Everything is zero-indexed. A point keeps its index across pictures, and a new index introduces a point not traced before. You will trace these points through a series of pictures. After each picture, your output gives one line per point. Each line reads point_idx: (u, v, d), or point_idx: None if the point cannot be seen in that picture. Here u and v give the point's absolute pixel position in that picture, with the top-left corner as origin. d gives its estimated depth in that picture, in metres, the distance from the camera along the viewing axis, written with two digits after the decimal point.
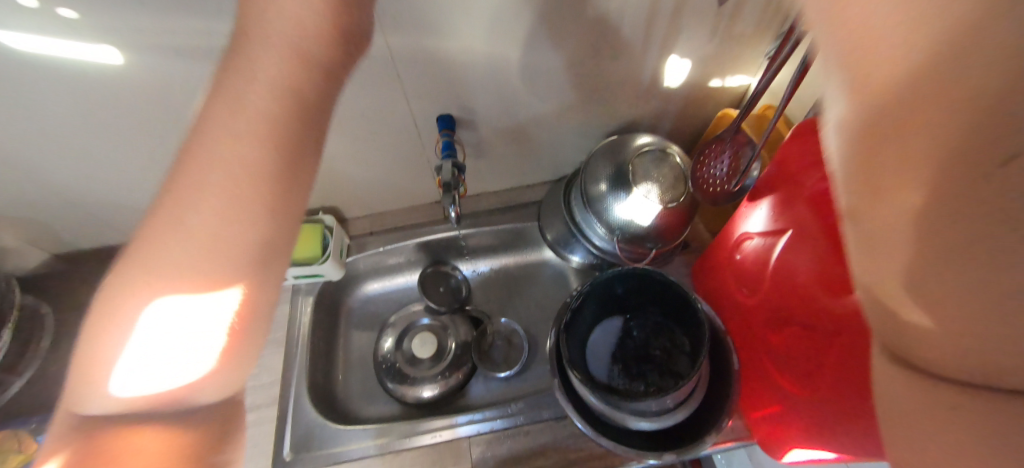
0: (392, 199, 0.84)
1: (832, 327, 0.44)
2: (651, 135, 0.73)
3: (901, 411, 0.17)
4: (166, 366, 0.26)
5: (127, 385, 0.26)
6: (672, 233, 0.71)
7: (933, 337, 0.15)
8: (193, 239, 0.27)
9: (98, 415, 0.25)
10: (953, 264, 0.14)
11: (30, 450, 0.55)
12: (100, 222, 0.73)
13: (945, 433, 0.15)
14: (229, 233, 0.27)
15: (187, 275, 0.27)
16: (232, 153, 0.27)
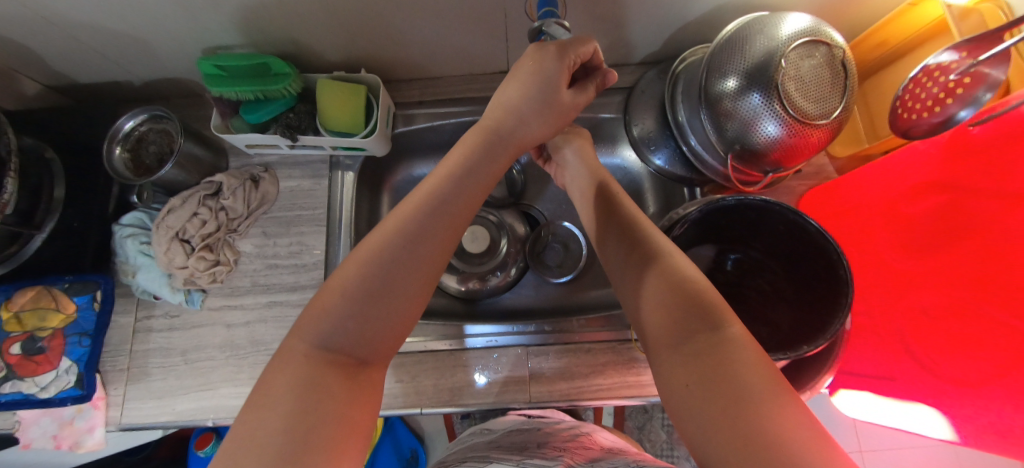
0: (450, 62, 0.67)
1: (995, 323, 0.36)
2: (811, 16, 0.53)
3: (667, 333, 0.32)
4: (384, 312, 0.34)
5: (338, 314, 0.33)
6: (799, 157, 0.56)
7: (662, 293, 0.34)
8: (397, 253, 0.35)
9: (361, 260, 0.35)
10: (661, 304, 0.34)
11: (69, 310, 0.53)
12: (91, 49, 0.58)
13: (680, 333, 0.31)
14: (419, 259, 0.36)
15: (390, 286, 0.34)
16: (444, 186, 0.39)
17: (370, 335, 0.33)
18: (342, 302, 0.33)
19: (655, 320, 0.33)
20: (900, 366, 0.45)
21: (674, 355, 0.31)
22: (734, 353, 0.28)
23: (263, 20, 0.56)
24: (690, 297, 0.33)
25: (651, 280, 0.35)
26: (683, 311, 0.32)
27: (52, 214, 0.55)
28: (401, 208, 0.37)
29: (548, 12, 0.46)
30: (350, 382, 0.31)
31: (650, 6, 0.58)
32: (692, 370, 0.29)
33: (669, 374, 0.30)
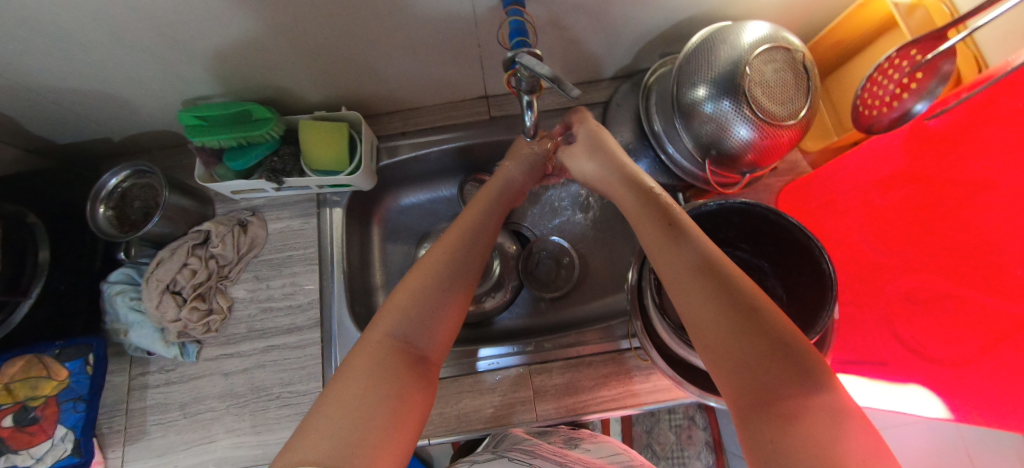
0: (429, 92, 0.68)
1: (973, 299, 0.38)
2: (771, 24, 0.56)
3: (739, 360, 0.31)
4: (435, 323, 0.41)
5: (401, 318, 0.40)
6: (773, 157, 0.58)
7: (738, 318, 0.32)
8: (442, 276, 0.44)
9: (415, 291, 0.42)
10: (736, 330, 0.32)
11: (62, 376, 0.52)
12: (71, 111, 0.59)
13: (755, 360, 0.31)
14: (457, 276, 0.44)
15: (439, 299, 0.42)
16: (466, 230, 0.49)
17: (425, 336, 0.40)
18: (406, 314, 0.40)
19: (731, 359, 0.32)
20: (888, 349, 0.46)
21: (756, 399, 0.29)
22: (828, 408, 0.28)
23: (241, 69, 0.57)
24: (769, 326, 0.32)
25: (723, 302, 0.33)
26: (763, 345, 0.31)
27: (37, 277, 0.55)
28: (436, 252, 0.46)
29: (520, 42, 0.48)
30: (416, 367, 0.38)
31: (617, 25, 0.60)
32: (781, 421, 0.28)
33: (748, 417, 0.29)
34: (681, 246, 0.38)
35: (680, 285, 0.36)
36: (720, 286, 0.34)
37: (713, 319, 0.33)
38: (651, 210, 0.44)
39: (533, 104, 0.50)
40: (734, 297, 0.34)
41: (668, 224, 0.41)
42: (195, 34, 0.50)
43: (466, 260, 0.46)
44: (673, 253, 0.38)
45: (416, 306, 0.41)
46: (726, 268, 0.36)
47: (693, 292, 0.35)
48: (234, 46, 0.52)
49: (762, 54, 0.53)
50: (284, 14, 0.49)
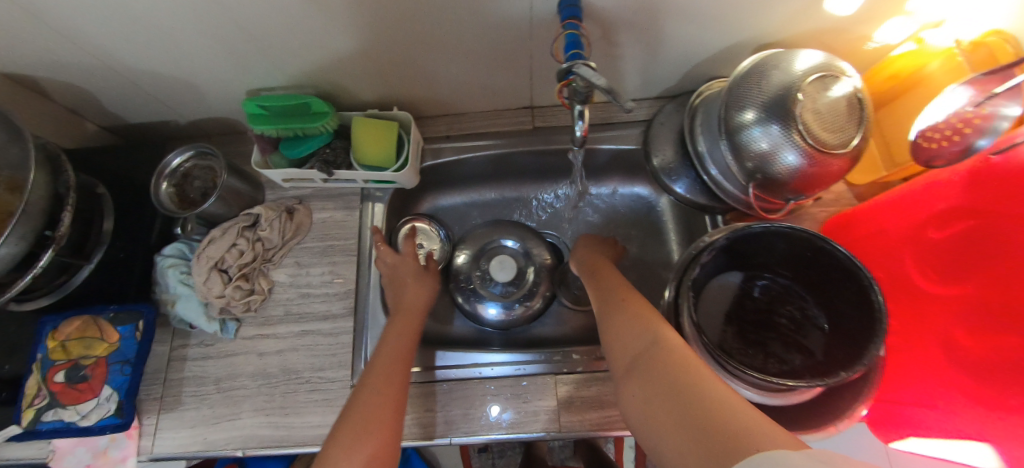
0: (477, 99, 0.71)
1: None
2: (826, 52, 0.56)
3: (647, 395, 0.36)
4: (373, 427, 0.44)
5: (343, 442, 0.42)
6: (821, 185, 0.57)
7: (643, 359, 0.38)
8: (378, 390, 0.48)
9: (353, 413, 0.45)
10: (643, 369, 0.37)
11: (113, 339, 0.55)
12: (146, 93, 0.63)
13: (659, 391, 0.35)
14: (394, 383, 0.49)
15: (381, 409, 0.46)
16: (403, 339, 0.55)
17: (372, 449, 0.42)
18: (347, 439, 0.43)
19: (621, 354, 0.41)
20: (939, 390, 0.44)
21: (635, 375, 0.38)
22: (684, 362, 0.36)
23: (305, 64, 0.60)
24: (662, 357, 0.37)
25: (634, 349, 0.39)
26: (663, 370, 0.36)
27: (100, 245, 0.59)
28: (380, 362, 0.51)
29: (574, 54, 0.50)
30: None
31: (667, 45, 0.62)
32: (649, 383, 0.36)
33: (632, 394, 0.37)
34: (605, 312, 0.46)
35: (607, 342, 0.43)
36: (634, 333, 0.41)
37: (612, 331, 0.43)
38: (594, 284, 0.52)
39: (585, 114, 0.51)
40: (642, 335, 0.40)
41: (607, 295, 0.48)
42: (268, 30, 0.53)
43: (402, 369, 0.51)
44: (607, 317, 0.45)
45: (355, 429, 0.44)
46: (627, 294, 0.47)
47: (619, 344, 0.41)
48: (305, 43, 0.56)
49: (817, 82, 0.53)
50: (354, 16, 0.51)
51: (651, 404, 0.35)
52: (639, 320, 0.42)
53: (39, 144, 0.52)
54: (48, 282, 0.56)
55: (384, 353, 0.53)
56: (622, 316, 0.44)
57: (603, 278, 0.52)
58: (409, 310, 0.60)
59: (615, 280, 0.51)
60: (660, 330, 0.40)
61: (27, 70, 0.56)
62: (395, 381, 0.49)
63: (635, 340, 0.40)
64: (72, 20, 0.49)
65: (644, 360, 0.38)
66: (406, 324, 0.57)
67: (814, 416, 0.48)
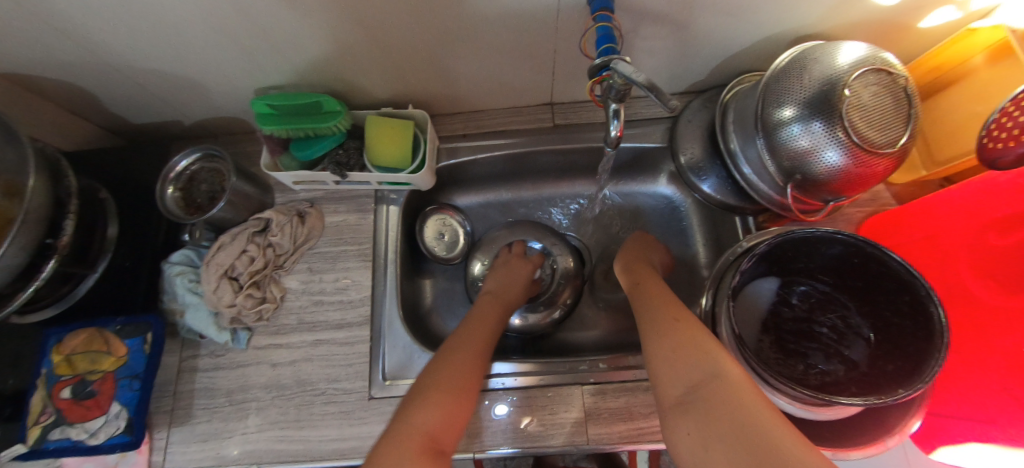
0: (495, 96, 0.68)
1: None
2: (871, 44, 0.53)
3: (699, 432, 0.34)
4: (450, 398, 0.45)
5: (420, 403, 0.44)
6: (862, 186, 0.54)
7: (696, 393, 0.36)
8: (460, 362, 0.50)
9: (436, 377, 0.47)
10: (696, 404, 0.35)
11: (121, 352, 0.53)
12: (150, 92, 0.60)
13: (713, 430, 0.33)
14: (473, 360, 0.51)
15: (459, 381, 0.47)
16: (482, 322, 0.57)
17: (449, 416, 0.44)
18: (424, 401, 0.44)
19: (671, 381, 0.39)
20: (1000, 406, 0.41)
21: (687, 407, 0.36)
22: (747, 403, 0.33)
23: (317, 61, 0.57)
24: (717, 393, 0.35)
25: (686, 380, 0.38)
26: (720, 408, 0.34)
27: (105, 252, 0.56)
28: (461, 338, 0.54)
29: (607, 49, 0.47)
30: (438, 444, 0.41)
31: (699, 38, 0.58)
32: (704, 418, 0.34)
33: (681, 425, 0.35)
34: (654, 330, 0.44)
35: (653, 364, 0.41)
36: (686, 362, 0.39)
37: (658, 353, 0.41)
38: (642, 298, 0.51)
39: (620, 113, 0.48)
40: (696, 366, 0.38)
41: (656, 312, 0.46)
42: (278, 23, 0.50)
43: (481, 348, 0.53)
44: (656, 337, 0.43)
45: (436, 391, 0.46)
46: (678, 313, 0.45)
47: (669, 369, 0.39)
48: (316, 37, 0.52)
49: (863, 77, 0.50)
50: (370, 8, 0.48)
51: (703, 443, 0.33)
52: (692, 345, 0.40)
53: (38, 148, 0.49)
54: (51, 292, 0.53)
55: (464, 331, 0.55)
56: (671, 338, 0.41)
57: (652, 293, 0.50)
58: (494, 295, 0.63)
59: (665, 297, 0.49)
60: (715, 359, 0.38)
61: (25, 70, 0.53)
62: (478, 349, 0.53)
63: (687, 369, 0.38)
64: (70, 16, 0.46)
65: (698, 394, 0.36)
66: (491, 308, 0.60)
67: (859, 431, 0.45)
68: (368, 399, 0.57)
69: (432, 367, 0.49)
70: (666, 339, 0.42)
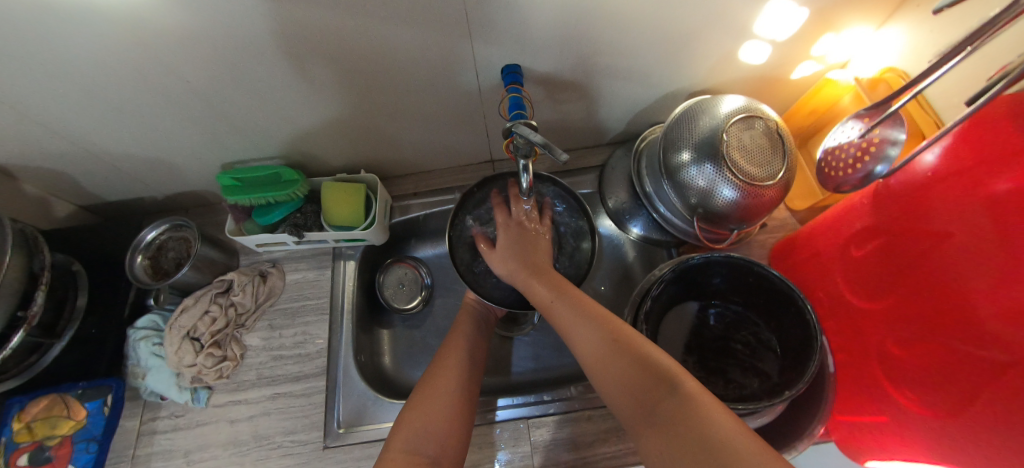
0: (441, 158, 0.76)
1: (948, 343, 0.40)
2: (746, 96, 0.62)
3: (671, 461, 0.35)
4: (450, 397, 0.51)
5: (427, 404, 0.50)
6: (759, 215, 0.61)
7: (654, 415, 0.38)
8: (455, 363, 0.56)
9: (441, 378, 0.53)
10: (659, 426, 0.37)
11: (80, 415, 0.56)
12: (124, 172, 0.67)
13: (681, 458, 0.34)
14: (472, 361, 0.57)
15: (457, 377, 0.54)
16: (471, 328, 0.62)
17: (452, 411, 0.50)
18: (426, 402, 0.50)
19: (631, 409, 0.40)
20: (885, 402, 0.46)
21: (657, 433, 0.37)
22: (700, 415, 0.35)
23: (276, 138, 0.65)
24: (672, 411, 0.37)
25: (641, 401, 0.39)
26: (676, 427, 0.36)
27: (72, 322, 0.60)
28: (450, 342, 0.59)
29: (518, 114, 0.55)
30: (445, 445, 0.47)
31: (607, 100, 0.69)
32: (674, 442, 0.35)
33: (655, 449, 0.37)
34: (597, 344, 0.44)
35: (603, 383, 0.43)
36: (636, 383, 0.40)
37: (606, 376, 0.42)
38: (563, 300, 0.50)
39: (529, 168, 0.56)
40: (647, 384, 0.39)
41: (588, 317, 0.47)
42: (242, 110, 0.59)
43: (472, 347, 0.59)
44: (600, 358, 0.43)
45: (439, 385, 0.52)
46: (612, 328, 0.45)
47: (624, 391, 0.41)
48: (276, 119, 0.62)
49: (743, 124, 0.59)
50: (320, 91, 0.58)
51: None
52: (640, 364, 0.41)
53: (19, 229, 0.54)
54: (17, 363, 0.55)
55: (453, 338, 0.60)
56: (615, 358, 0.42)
57: (572, 297, 0.50)
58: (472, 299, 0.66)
59: (592, 302, 0.49)
60: (662, 378, 0.39)
61: (9, 160, 0.59)
62: (459, 384, 0.53)
63: (639, 389, 0.40)
64: (53, 112, 0.53)
65: (659, 415, 0.37)
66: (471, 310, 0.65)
67: (775, 440, 0.49)
68: (323, 449, 0.59)
69: (432, 372, 0.54)
70: (610, 361, 0.43)
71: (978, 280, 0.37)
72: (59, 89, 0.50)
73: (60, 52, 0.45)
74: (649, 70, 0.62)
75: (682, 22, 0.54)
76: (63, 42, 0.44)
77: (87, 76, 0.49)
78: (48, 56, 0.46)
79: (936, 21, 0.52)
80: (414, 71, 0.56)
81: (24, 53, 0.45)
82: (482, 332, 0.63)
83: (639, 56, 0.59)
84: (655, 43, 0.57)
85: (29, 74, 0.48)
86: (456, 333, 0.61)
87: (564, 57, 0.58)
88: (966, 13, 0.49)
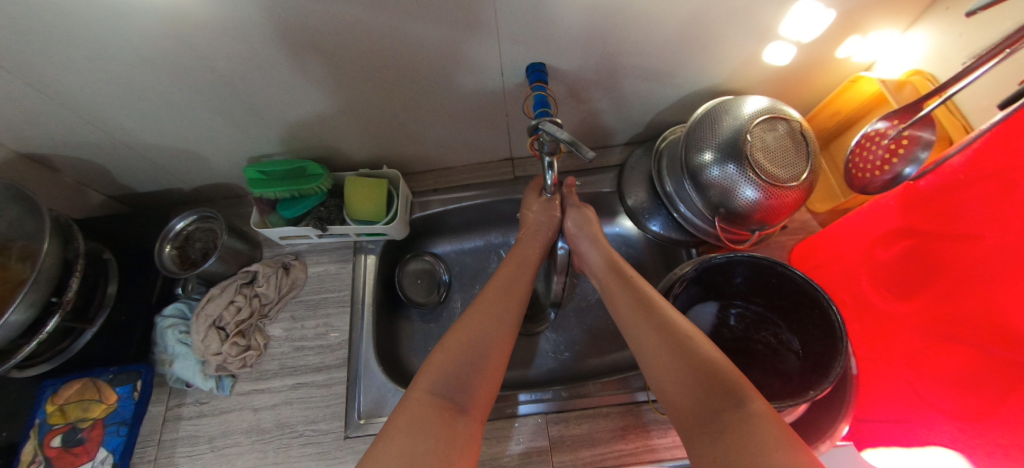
0: (462, 154, 0.77)
1: (977, 347, 0.40)
2: (769, 98, 0.62)
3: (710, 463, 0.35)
4: (486, 345, 0.48)
5: (457, 351, 0.46)
6: (780, 217, 0.61)
7: (702, 413, 0.37)
8: (495, 311, 0.52)
9: (478, 324, 0.50)
10: (708, 427, 0.36)
11: (111, 400, 0.58)
12: (153, 163, 0.69)
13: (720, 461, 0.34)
14: (508, 306, 0.53)
15: (496, 325, 0.50)
16: (507, 276, 0.58)
17: (484, 361, 0.47)
18: (458, 348, 0.47)
19: (682, 404, 0.39)
20: (912, 406, 0.46)
21: (703, 433, 0.36)
22: (753, 428, 0.34)
23: (302, 132, 0.67)
24: (724, 414, 0.36)
25: (692, 398, 0.39)
26: (723, 433, 0.35)
27: (103, 309, 0.61)
28: (489, 289, 0.55)
29: (543, 112, 0.55)
30: (466, 391, 0.44)
31: (629, 98, 0.69)
32: (719, 449, 0.35)
33: (700, 450, 0.36)
34: (651, 333, 0.45)
35: (653, 371, 0.44)
36: (686, 380, 0.40)
37: (657, 364, 0.43)
38: (626, 290, 0.52)
39: (554, 164, 0.57)
40: (699, 383, 0.39)
41: (647, 307, 0.48)
42: (270, 103, 0.60)
43: (512, 296, 0.55)
44: (654, 344, 0.44)
45: (475, 331, 0.49)
46: (674, 325, 0.45)
47: (672, 383, 0.41)
48: (302, 113, 0.63)
49: (765, 125, 0.59)
50: (347, 86, 0.58)
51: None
52: (697, 364, 0.40)
53: (54, 216, 0.56)
54: (50, 348, 0.58)
55: (495, 286, 0.56)
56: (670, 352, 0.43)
57: (638, 289, 0.51)
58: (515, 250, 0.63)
59: (654, 294, 0.50)
60: (716, 379, 0.38)
61: (45, 149, 0.61)
62: (492, 332, 0.49)
63: (688, 386, 0.40)
64: (89, 102, 0.55)
65: (708, 416, 0.37)
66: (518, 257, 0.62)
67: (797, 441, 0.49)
68: (344, 439, 0.60)
69: (465, 316, 0.51)
70: (664, 354, 0.43)
71: (1010, 283, 0.37)
72: (95, 80, 0.52)
73: (99, 43, 0.47)
74: (672, 70, 0.63)
75: (710, 22, 0.54)
76: (102, 33, 0.46)
77: (123, 67, 0.51)
78: (87, 47, 0.47)
79: (966, 24, 0.52)
80: (442, 69, 0.57)
81: (65, 44, 0.46)
82: (522, 280, 0.59)
83: (664, 56, 0.59)
84: (680, 42, 0.57)
85: (70, 64, 0.49)
86: (512, 263, 0.61)
87: (590, 55, 0.58)
88: (999, 16, 0.49)
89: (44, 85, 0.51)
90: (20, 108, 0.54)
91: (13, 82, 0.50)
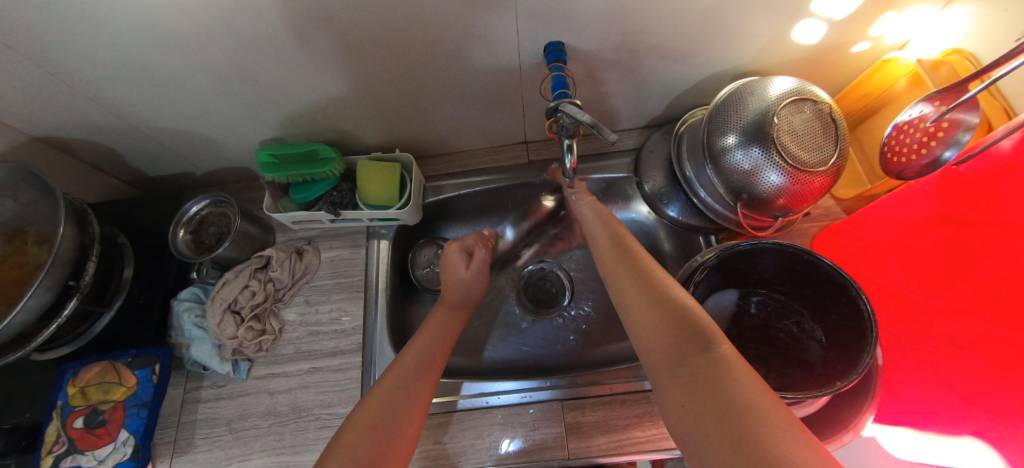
0: (475, 138, 0.75)
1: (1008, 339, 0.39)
2: (797, 78, 0.60)
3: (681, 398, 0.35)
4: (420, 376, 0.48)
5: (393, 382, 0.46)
6: (804, 203, 0.59)
7: (675, 348, 0.37)
8: (430, 349, 0.53)
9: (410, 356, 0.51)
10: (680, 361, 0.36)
11: (130, 382, 0.58)
12: (164, 147, 0.68)
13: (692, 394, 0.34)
14: (441, 342, 0.55)
15: (430, 359, 0.51)
16: (445, 312, 0.60)
17: (415, 390, 0.47)
18: (394, 379, 0.47)
19: (654, 342, 0.39)
20: (944, 400, 0.45)
21: (674, 367, 0.37)
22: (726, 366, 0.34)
23: (314, 114, 0.65)
24: (695, 349, 0.36)
25: (664, 335, 0.39)
26: (693, 366, 0.35)
27: (120, 292, 0.62)
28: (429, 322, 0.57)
29: (561, 93, 0.54)
30: (401, 420, 0.44)
31: (649, 80, 0.66)
32: (688, 380, 0.35)
33: (669, 393, 0.36)
34: (636, 283, 0.45)
35: (630, 315, 0.44)
36: (662, 320, 0.40)
37: (636, 310, 0.43)
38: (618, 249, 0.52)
39: (573, 147, 0.56)
40: (675, 322, 0.39)
41: (635, 263, 0.48)
42: (282, 85, 0.58)
43: (444, 332, 0.56)
44: (636, 292, 0.44)
45: (409, 363, 0.50)
46: (657, 278, 0.45)
47: (649, 323, 0.41)
48: (313, 95, 0.61)
49: (793, 107, 0.57)
50: (358, 67, 0.57)
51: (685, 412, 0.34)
52: (676, 309, 0.40)
53: (69, 200, 0.55)
54: (68, 332, 0.58)
55: (430, 321, 0.58)
56: (651, 298, 0.43)
57: (630, 250, 0.51)
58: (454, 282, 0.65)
59: (643, 255, 0.50)
60: (694, 322, 0.39)
61: (56, 132, 0.61)
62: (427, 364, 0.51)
63: (663, 324, 0.40)
64: (99, 84, 0.54)
65: (680, 351, 0.37)
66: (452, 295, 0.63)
67: (817, 430, 0.48)
68: None
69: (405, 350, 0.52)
70: (646, 301, 0.43)
71: None
72: (104, 62, 0.51)
73: (106, 23, 0.45)
74: (696, 50, 0.60)
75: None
76: (110, 13, 0.44)
77: (132, 49, 0.49)
78: (95, 28, 0.46)
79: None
80: (457, 48, 0.55)
81: (70, 24, 0.45)
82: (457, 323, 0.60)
83: (688, 34, 0.57)
84: (707, 19, 0.54)
85: (77, 45, 0.48)
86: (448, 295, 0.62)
87: (611, 34, 0.56)
88: None
89: (54, 68, 0.50)
90: (30, 91, 0.53)
91: (23, 64, 0.49)
